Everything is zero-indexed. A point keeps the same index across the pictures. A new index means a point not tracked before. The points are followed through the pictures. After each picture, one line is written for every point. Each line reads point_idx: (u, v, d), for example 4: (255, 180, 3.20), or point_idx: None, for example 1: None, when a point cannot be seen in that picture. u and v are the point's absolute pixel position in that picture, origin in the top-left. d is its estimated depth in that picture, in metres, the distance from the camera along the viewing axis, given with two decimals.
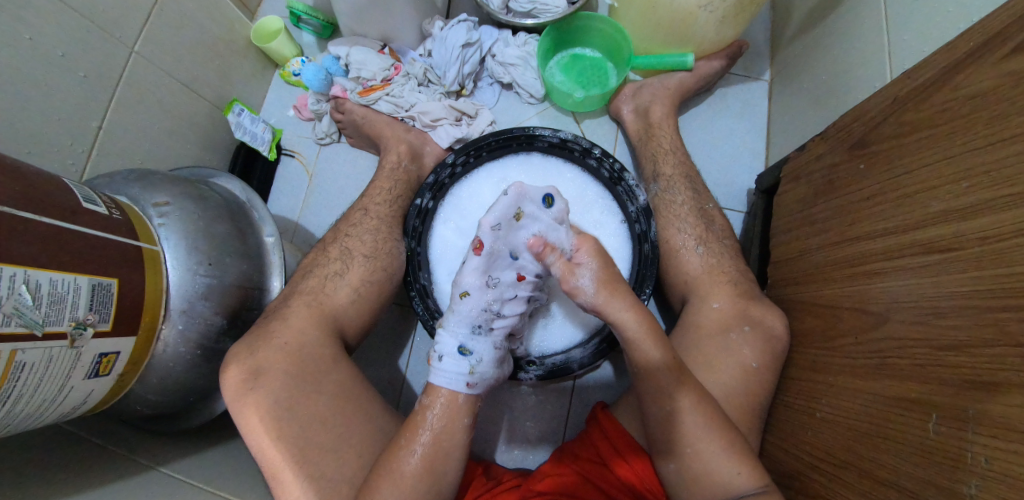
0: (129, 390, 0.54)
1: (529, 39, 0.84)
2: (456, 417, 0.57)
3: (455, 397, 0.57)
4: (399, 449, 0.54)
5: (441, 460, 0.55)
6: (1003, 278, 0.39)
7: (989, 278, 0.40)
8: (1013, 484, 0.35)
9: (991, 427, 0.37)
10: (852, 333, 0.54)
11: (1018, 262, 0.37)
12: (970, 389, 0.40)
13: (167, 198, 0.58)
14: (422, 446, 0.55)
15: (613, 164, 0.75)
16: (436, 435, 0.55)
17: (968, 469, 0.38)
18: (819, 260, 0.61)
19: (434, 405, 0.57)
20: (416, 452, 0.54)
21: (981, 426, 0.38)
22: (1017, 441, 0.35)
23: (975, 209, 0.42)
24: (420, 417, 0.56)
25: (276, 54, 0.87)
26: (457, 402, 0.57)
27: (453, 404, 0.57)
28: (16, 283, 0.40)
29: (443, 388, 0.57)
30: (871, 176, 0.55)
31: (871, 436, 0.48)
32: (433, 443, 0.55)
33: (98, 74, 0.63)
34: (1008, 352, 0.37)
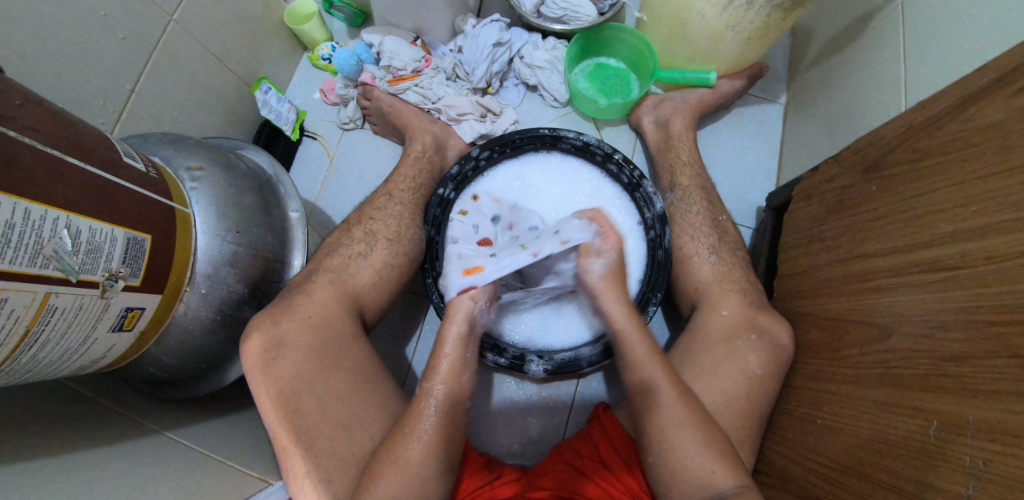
0: (145, 350, 0.54)
1: (557, 44, 0.86)
2: (453, 405, 0.58)
3: (451, 389, 0.58)
4: (401, 436, 0.54)
5: (441, 451, 0.55)
6: (1002, 295, 0.41)
7: (992, 294, 0.42)
8: (1012, 486, 0.37)
9: (989, 432, 0.39)
10: (856, 344, 0.56)
11: (1021, 281, 0.40)
12: (969, 397, 0.42)
13: (200, 163, 0.59)
14: (422, 435, 0.54)
15: (632, 171, 0.77)
16: (433, 426, 0.55)
17: (966, 472, 0.40)
18: (827, 275, 0.64)
19: (432, 389, 0.57)
20: (416, 441, 0.54)
21: (979, 431, 0.40)
22: (1016, 446, 0.37)
23: (981, 231, 0.45)
24: (418, 406, 0.56)
25: (308, 37, 0.88)
26: (453, 392, 0.58)
27: (449, 393, 0.58)
28: (58, 227, 0.40)
29: (441, 376, 0.58)
30: (884, 196, 0.58)
31: (870, 441, 0.50)
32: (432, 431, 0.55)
33: (136, 38, 0.63)
34: (1006, 363, 0.40)
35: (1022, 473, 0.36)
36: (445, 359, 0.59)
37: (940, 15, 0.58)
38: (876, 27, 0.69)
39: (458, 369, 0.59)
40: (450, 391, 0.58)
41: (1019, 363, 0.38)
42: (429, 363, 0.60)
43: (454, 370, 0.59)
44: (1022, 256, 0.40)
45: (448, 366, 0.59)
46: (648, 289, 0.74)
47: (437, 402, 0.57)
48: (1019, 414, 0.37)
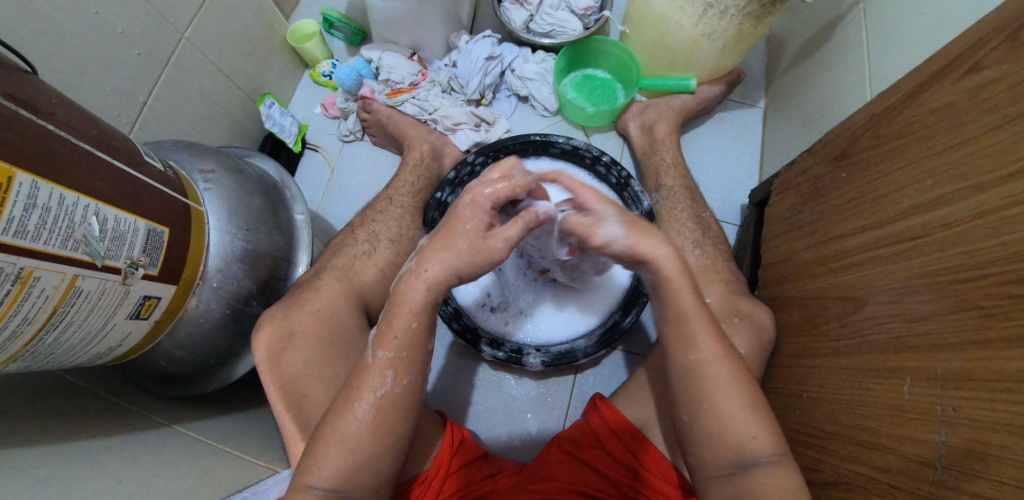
0: (158, 343, 0.56)
1: (546, 57, 0.92)
2: (395, 378, 0.50)
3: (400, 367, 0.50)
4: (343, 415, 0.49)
5: (383, 436, 0.49)
6: (959, 256, 0.45)
7: (950, 256, 0.46)
8: (979, 425, 0.40)
9: (956, 380, 0.43)
10: (836, 318, 0.59)
11: (974, 242, 0.44)
12: (937, 352, 0.45)
13: (212, 166, 0.62)
14: (362, 414, 0.48)
15: (620, 171, 0.82)
16: (372, 408, 0.49)
17: (938, 420, 0.43)
18: (806, 259, 0.68)
19: (382, 362, 0.50)
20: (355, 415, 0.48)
21: (948, 381, 0.43)
22: (980, 389, 0.40)
23: (938, 202, 0.49)
24: (367, 376, 0.50)
25: (309, 55, 0.93)
26: (402, 366, 0.50)
27: (397, 364, 0.50)
28: (88, 213, 0.43)
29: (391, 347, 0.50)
30: (853, 181, 0.62)
31: (853, 406, 0.53)
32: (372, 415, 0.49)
33: (151, 53, 0.67)
34: (965, 317, 0.43)
35: (987, 413, 0.39)
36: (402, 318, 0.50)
37: (894, 18, 0.64)
38: (840, 32, 0.75)
39: (411, 341, 0.50)
40: (395, 364, 0.50)
41: (977, 315, 0.42)
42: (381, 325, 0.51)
43: (405, 344, 0.50)
44: (973, 220, 0.44)
45: (401, 336, 0.50)
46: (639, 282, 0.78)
47: (389, 380, 0.50)
48: (980, 362, 0.41)
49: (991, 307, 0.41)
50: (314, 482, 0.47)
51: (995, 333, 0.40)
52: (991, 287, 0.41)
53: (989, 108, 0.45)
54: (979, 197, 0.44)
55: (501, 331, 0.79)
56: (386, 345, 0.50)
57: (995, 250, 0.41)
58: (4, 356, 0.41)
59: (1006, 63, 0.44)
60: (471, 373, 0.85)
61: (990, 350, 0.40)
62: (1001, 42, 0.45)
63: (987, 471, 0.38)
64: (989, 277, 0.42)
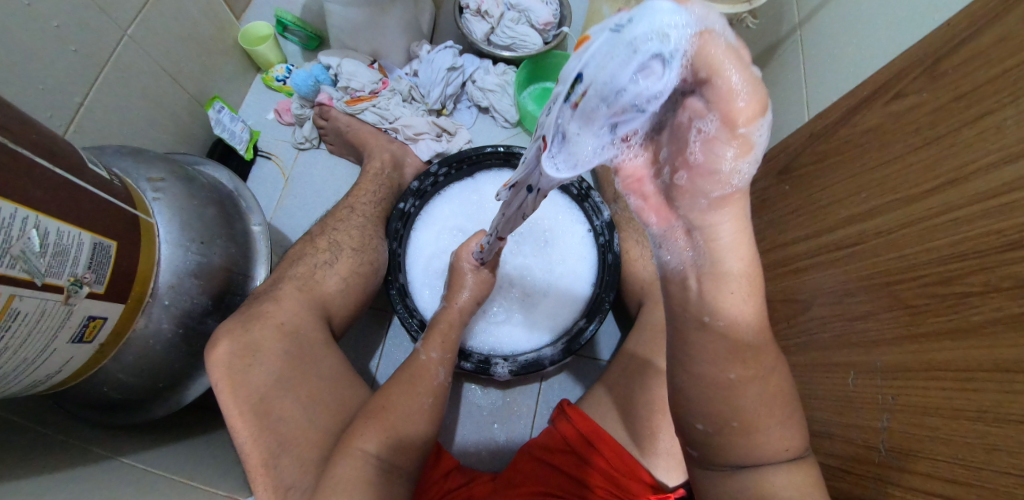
0: (100, 367, 0.51)
1: (506, 69, 0.93)
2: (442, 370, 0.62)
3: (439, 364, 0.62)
4: (378, 413, 0.55)
5: (412, 437, 0.55)
6: (891, 261, 0.51)
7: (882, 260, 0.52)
8: (913, 411, 0.45)
9: (893, 372, 0.48)
10: (787, 318, 0.65)
11: (902, 247, 0.50)
12: (875, 347, 0.51)
13: (162, 175, 0.58)
14: (412, 407, 0.57)
15: (581, 182, 0.85)
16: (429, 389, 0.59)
17: (879, 408, 0.49)
18: (756, 265, 0.73)
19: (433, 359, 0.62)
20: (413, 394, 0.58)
21: (885, 374, 0.49)
22: (912, 379, 0.46)
23: (870, 212, 0.55)
24: (422, 370, 0.61)
25: (262, 58, 0.88)
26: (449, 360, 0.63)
27: (444, 360, 0.63)
28: (28, 226, 0.39)
29: (435, 348, 0.63)
30: (795, 193, 0.68)
31: (809, 397, 0.59)
32: (411, 407, 0.57)
33: (89, 51, 0.62)
34: (897, 314, 0.49)
35: (919, 400, 0.44)
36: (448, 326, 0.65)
37: (827, 46, 0.72)
38: (779, 57, 0.82)
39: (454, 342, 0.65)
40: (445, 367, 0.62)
41: (907, 313, 0.48)
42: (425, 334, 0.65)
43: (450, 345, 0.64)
44: (900, 229, 0.50)
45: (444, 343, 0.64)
46: (600, 290, 0.80)
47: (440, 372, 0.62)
48: (912, 353, 0.46)
49: (919, 306, 0.46)
50: (370, 447, 0.51)
51: (924, 328, 0.45)
52: (918, 288, 0.47)
53: (914, 130, 0.51)
54: (906, 208, 0.50)
55: (470, 341, 0.80)
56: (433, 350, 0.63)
57: (920, 254, 0.47)
58: None
59: (926, 91, 0.50)
60: None
61: (920, 344, 0.45)
62: (921, 73, 0.52)
63: (924, 450, 0.43)
64: (915, 280, 0.47)
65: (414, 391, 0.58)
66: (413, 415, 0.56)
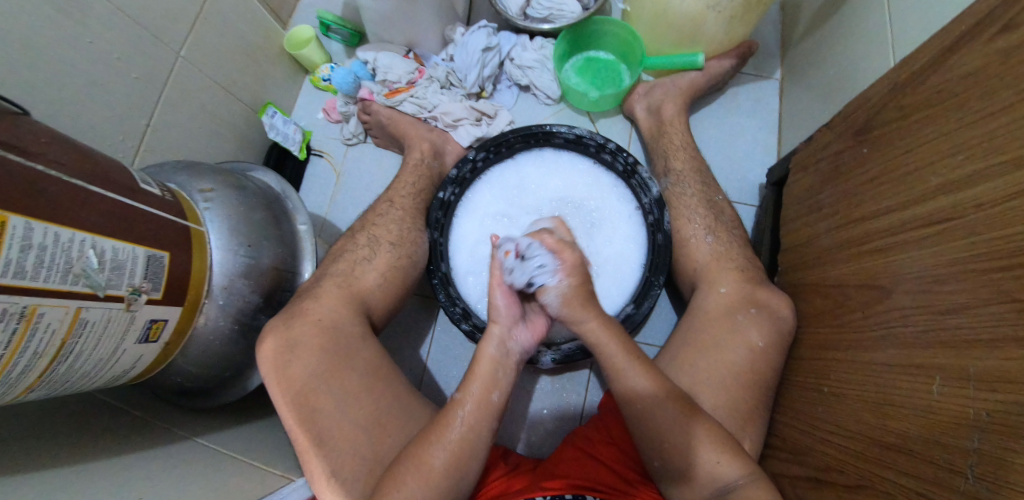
0: (171, 361, 0.57)
1: (545, 43, 0.89)
2: (491, 391, 0.56)
3: (487, 401, 0.56)
4: (427, 440, 0.53)
5: (460, 466, 0.52)
6: (997, 241, 0.42)
7: (982, 241, 0.43)
8: (1015, 433, 0.36)
9: (991, 381, 0.39)
10: (861, 308, 0.56)
11: (1013, 224, 0.40)
12: (971, 349, 0.41)
13: (211, 185, 0.63)
14: (452, 438, 0.53)
15: (627, 158, 0.78)
16: (479, 403, 0.55)
17: (972, 425, 0.40)
18: (829, 243, 0.64)
19: (467, 399, 0.56)
20: (463, 408, 0.55)
21: (981, 383, 0.40)
22: (1019, 392, 0.37)
23: (971, 178, 0.46)
24: (452, 412, 0.55)
25: (308, 60, 0.93)
26: (494, 379, 0.57)
27: (489, 380, 0.57)
28: (85, 247, 0.45)
29: (475, 387, 0.56)
30: (877, 157, 0.59)
31: (880, 404, 0.49)
32: (460, 441, 0.53)
33: (148, 76, 0.68)
34: (1004, 307, 0.40)
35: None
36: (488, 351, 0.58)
37: None
38: None
39: (500, 361, 0.58)
40: (482, 405, 0.55)
41: (1012, 308, 0.39)
42: (463, 379, 0.58)
43: (493, 363, 0.58)
44: (1007, 200, 0.42)
45: (483, 380, 0.57)
46: (650, 273, 0.75)
47: (465, 417, 0.54)
48: (1018, 360, 0.37)
49: None
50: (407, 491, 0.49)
51: None
52: None
53: None
54: (1023, 171, 0.41)
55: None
56: (480, 367, 0.57)
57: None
58: (22, 388, 0.44)
59: None
60: None
61: None
62: None
63: None
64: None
65: (457, 427, 0.54)
66: (474, 441, 0.54)
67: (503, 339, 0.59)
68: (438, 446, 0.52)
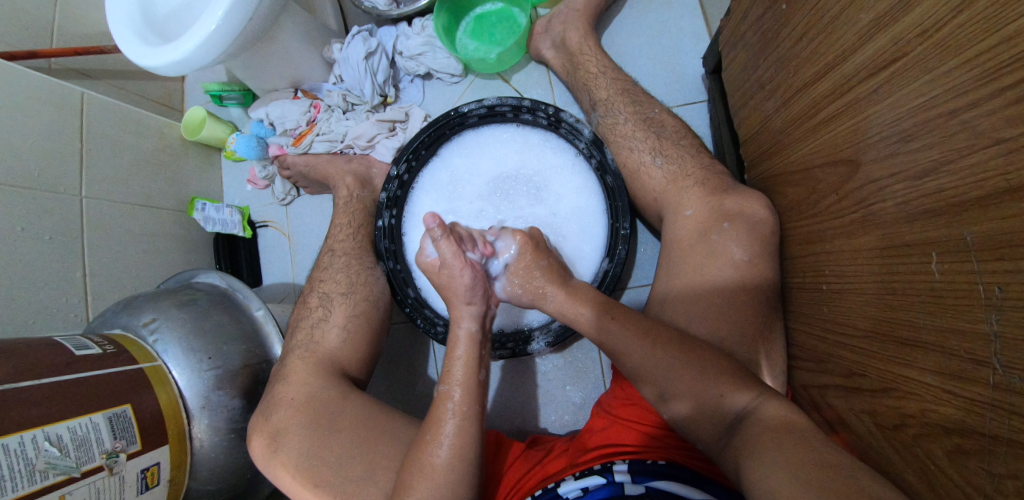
0: (187, 489, 0.59)
1: (425, 22, 0.82)
2: (476, 370, 0.55)
3: (473, 380, 0.54)
4: (425, 443, 0.51)
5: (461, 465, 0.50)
6: (959, 73, 0.34)
7: (942, 74, 0.35)
8: None
9: (994, 248, 0.32)
10: (834, 188, 0.49)
11: (968, 46, 0.33)
12: (961, 212, 0.35)
13: (153, 315, 0.63)
14: (448, 433, 0.51)
15: (546, 109, 0.71)
16: (466, 385, 0.54)
17: (984, 304, 0.33)
18: (781, 123, 0.56)
19: (453, 389, 0.54)
20: (452, 398, 0.53)
21: (982, 250, 0.33)
22: None
23: (902, 3, 0.38)
24: (441, 405, 0.53)
25: (213, 140, 0.90)
26: (478, 357, 0.56)
27: (473, 357, 0.56)
28: (38, 442, 0.45)
29: (458, 371, 0.55)
30: (797, 13, 0.50)
31: (882, 295, 0.43)
32: (458, 430, 0.51)
33: (62, 230, 0.68)
34: (987, 154, 0.32)
35: None
36: (463, 333, 0.56)
37: None
38: None
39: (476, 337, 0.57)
40: (470, 386, 0.54)
41: (998, 153, 0.32)
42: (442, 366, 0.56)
43: (472, 340, 0.56)
44: (958, 14, 0.34)
45: (464, 360, 0.55)
46: (614, 220, 0.69)
47: (453, 407, 0.53)
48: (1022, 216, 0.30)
49: (1014, 140, 0.30)
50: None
51: None
52: (1012, 109, 0.30)
53: None
54: None
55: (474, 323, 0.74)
56: (459, 348, 0.56)
57: (997, 49, 0.31)
58: None
59: None
60: (497, 370, 0.83)
61: None
62: None
63: None
64: (1002, 96, 0.31)
65: (452, 418, 0.52)
66: (471, 428, 0.52)
67: (476, 315, 0.57)
68: (437, 446, 0.50)
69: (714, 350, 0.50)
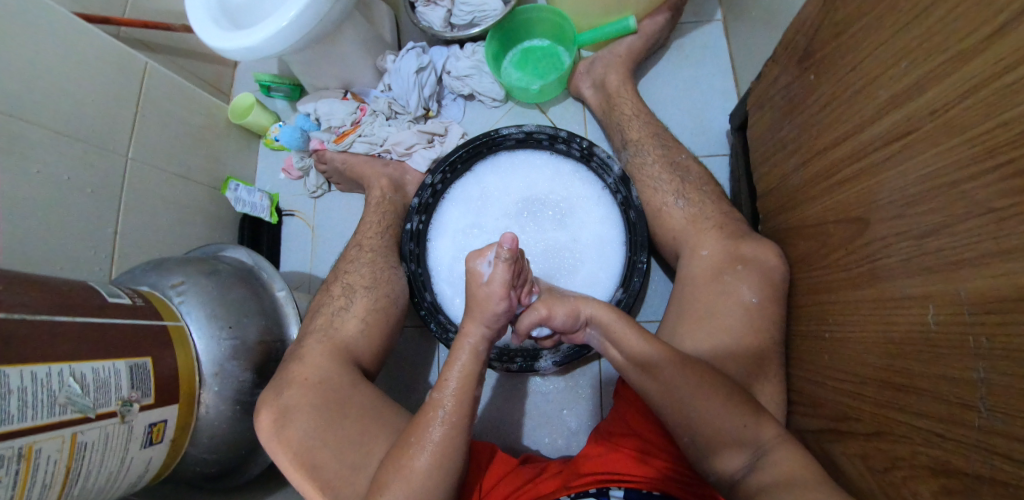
0: (184, 454, 0.59)
1: (476, 47, 0.88)
2: (473, 386, 0.55)
3: (465, 394, 0.54)
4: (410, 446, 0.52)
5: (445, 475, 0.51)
6: (960, 149, 0.39)
7: (948, 149, 0.40)
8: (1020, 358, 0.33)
9: (985, 303, 0.36)
10: (843, 244, 0.53)
11: (970, 124, 0.38)
12: (957, 270, 0.39)
13: (182, 278, 0.64)
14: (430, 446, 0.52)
15: (581, 143, 0.76)
16: (459, 397, 0.54)
17: (974, 354, 0.37)
18: (799, 182, 0.61)
19: (444, 399, 0.54)
20: (442, 407, 0.53)
21: (975, 306, 0.37)
22: (1016, 314, 0.34)
23: (915, 87, 0.43)
24: (430, 412, 0.54)
25: (256, 126, 0.94)
26: (477, 374, 0.56)
27: (470, 372, 0.56)
28: (64, 377, 0.46)
29: (453, 380, 0.55)
30: (822, 86, 0.56)
31: (881, 343, 0.47)
32: (443, 437, 0.52)
33: (104, 186, 0.71)
34: (983, 221, 0.37)
35: None
36: (466, 352, 0.56)
37: None
38: None
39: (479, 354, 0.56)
40: (461, 398, 0.54)
41: (993, 220, 0.36)
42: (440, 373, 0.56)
43: (474, 357, 0.56)
44: (964, 98, 0.39)
45: (461, 372, 0.55)
46: (632, 253, 0.73)
47: (442, 415, 0.53)
48: (1010, 276, 0.34)
49: (1007, 210, 0.35)
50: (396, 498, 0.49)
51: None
52: (1004, 184, 0.35)
53: None
54: (972, 65, 0.38)
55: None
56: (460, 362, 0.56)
57: (996, 132, 0.36)
58: None
59: None
60: (498, 385, 0.84)
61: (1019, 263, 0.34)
62: None
63: None
64: (996, 171, 0.36)
65: (438, 425, 0.53)
66: (455, 435, 0.53)
67: (487, 337, 0.57)
68: (419, 450, 0.51)
69: (721, 381, 0.53)
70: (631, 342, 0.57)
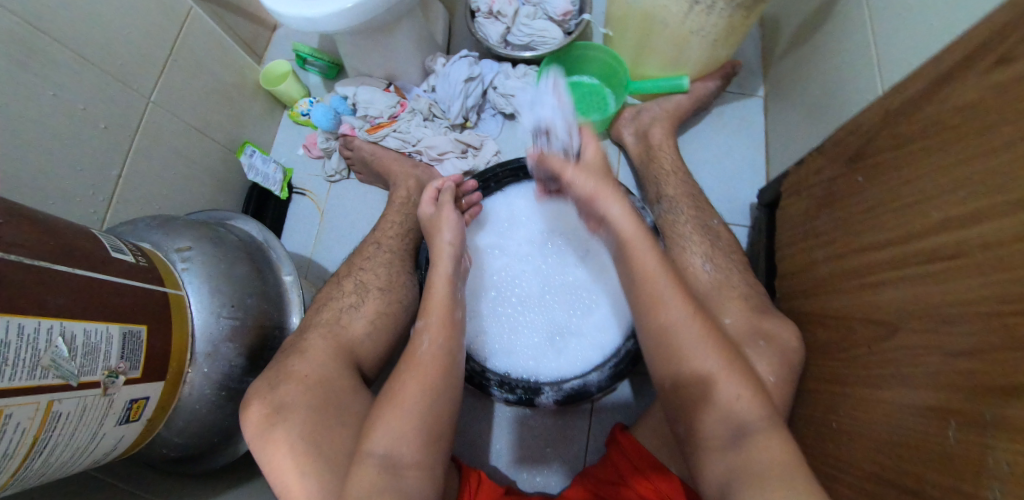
0: (156, 434, 0.54)
1: (528, 70, 0.88)
2: (452, 310, 0.60)
3: (450, 319, 0.59)
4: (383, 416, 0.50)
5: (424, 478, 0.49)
6: (1004, 282, 0.40)
7: (996, 281, 0.41)
8: None
9: (1006, 431, 0.37)
10: (866, 343, 0.55)
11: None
12: (987, 396, 0.40)
13: (189, 242, 0.59)
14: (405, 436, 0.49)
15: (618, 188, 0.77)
16: (444, 320, 0.58)
17: (989, 474, 0.38)
18: (827, 272, 0.63)
19: (427, 326, 0.58)
20: (426, 334, 0.57)
21: (998, 432, 0.38)
22: None
23: (966, 219, 0.44)
24: (415, 346, 0.56)
25: (285, 96, 0.90)
26: (452, 301, 0.61)
27: (449, 300, 0.60)
28: (53, 335, 0.40)
29: (434, 314, 0.58)
30: (865, 189, 0.58)
31: (894, 446, 0.48)
32: (431, 361, 0.54)
33: (118, 125, 0.65)
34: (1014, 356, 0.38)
35: None
36: (440, 275, 0.62)
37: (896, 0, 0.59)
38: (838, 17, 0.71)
39: (453, 279, 0.62)
40: (446, 322, 0.58)
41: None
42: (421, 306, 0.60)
43: (448, 282, 0.62)
44: (1016, 242, 0.39)
45: (441, 302, 0.60)
46: None
47: (427, 341, 0.56)
48: None
49: None
50: None
51: None
52: None
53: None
54: None
55: (489, 361, 0.74)
56: (436, 293, 0.61)
57: None
58: None
59: None
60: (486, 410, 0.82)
61: None
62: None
63: None
64: None
65: (425, 349, 0.55)
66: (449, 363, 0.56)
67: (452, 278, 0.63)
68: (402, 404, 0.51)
69: None
70: (654, 282, 0.60)
